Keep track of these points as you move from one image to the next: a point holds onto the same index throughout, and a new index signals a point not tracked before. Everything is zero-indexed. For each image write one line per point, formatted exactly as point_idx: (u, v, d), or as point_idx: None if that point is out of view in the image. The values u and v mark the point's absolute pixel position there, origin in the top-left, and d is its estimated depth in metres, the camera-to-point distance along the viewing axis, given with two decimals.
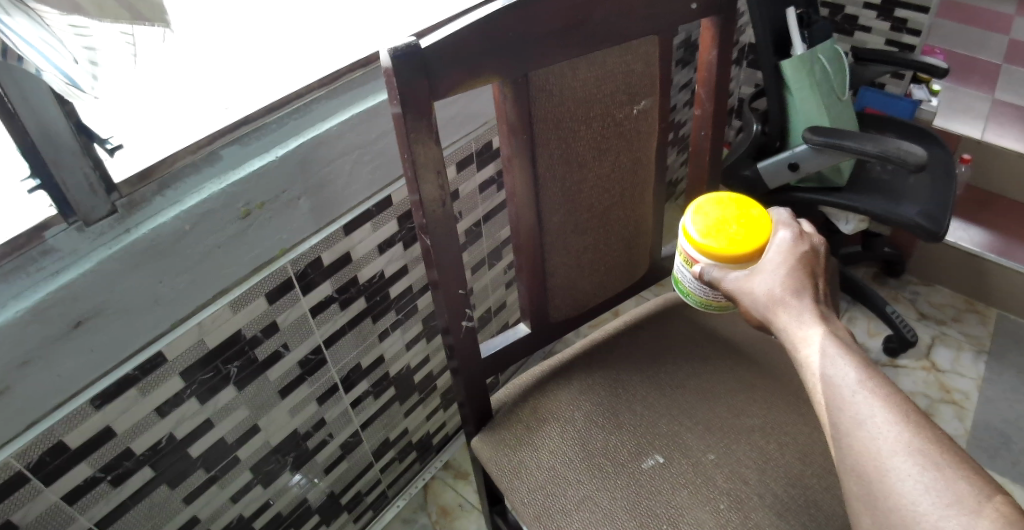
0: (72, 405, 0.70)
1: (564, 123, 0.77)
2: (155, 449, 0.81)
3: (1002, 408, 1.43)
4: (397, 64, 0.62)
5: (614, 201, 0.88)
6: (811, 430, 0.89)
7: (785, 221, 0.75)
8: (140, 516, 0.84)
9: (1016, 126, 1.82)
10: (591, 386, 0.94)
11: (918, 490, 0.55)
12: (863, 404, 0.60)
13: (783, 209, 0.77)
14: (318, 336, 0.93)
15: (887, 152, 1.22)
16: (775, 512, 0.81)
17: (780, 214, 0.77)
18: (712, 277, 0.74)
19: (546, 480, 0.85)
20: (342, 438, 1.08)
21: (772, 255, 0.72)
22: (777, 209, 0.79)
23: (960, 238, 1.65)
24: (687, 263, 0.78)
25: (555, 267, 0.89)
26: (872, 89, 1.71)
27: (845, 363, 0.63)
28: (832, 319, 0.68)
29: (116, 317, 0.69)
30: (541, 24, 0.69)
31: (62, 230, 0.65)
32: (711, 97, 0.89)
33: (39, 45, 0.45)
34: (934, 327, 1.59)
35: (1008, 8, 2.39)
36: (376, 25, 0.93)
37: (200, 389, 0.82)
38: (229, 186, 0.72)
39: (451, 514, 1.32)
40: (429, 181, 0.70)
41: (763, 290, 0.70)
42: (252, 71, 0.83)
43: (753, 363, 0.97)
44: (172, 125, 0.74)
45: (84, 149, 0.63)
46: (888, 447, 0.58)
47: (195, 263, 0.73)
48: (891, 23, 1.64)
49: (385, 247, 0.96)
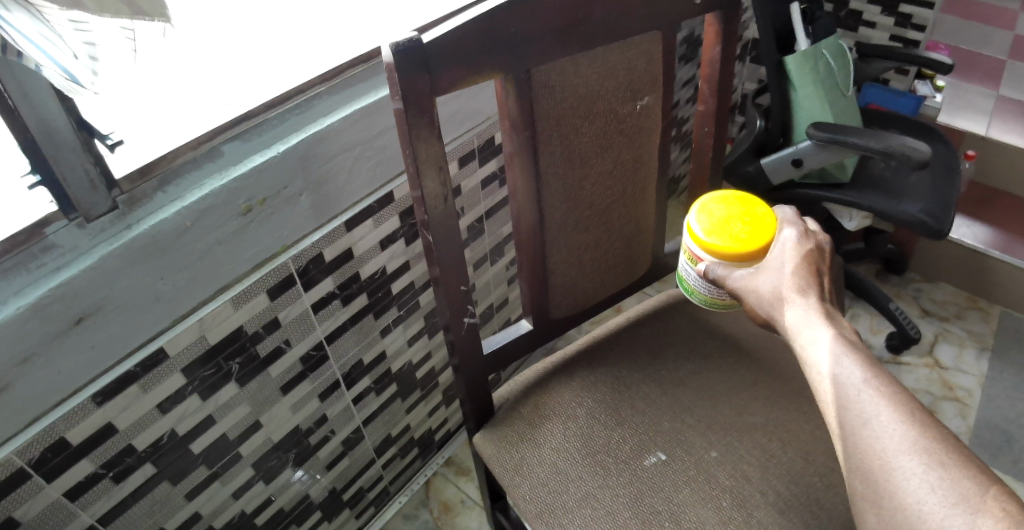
0: (73, 402, 0.70)
1: (566, 120, 0.76)
2: (156, 446, 0.81)
3: (1005, 406, 1.42)
4: (398, 59, 0.61)
5: (616, 198, 0.88)
6: (813, 428, 0.89)
7: (790, 218, 0.75)
8: (142, 514, 0.84)
9: (1019, 122, 1.82)
10: (594, 382, 0.94)
11: (924, 489, 0.55)
12: (868, 403, 0.60)
13: (788, 206, 0.76)
14: (319, 333, 0.93)
15: (891, 148, 1.21)
16: (777, 510, 0.81)
17: (785, 211, 0.76)
18: (717, 275, 0.74)
19: (548, 477, 0.85)
20: (343, 435, 1.08)
21: (777, 255, 0.72)
22: (781, 206, 0.78)
23: (963, 235, 1.65)
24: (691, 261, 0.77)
25: (557, 264, 0.89)
26: (876, 85, 1.70)
27: (850, 362, 0.62)
28: (838, 317, 0.68)
29: (117, 313, 0.69)
30: (543, 20, 0.69)
31: (62, 226, 0.65)
32: (713, 94, 0.89)
33: (38, 40, 0.45)
34: (936, 324, 1.59)
35: (1013, 3, 2.38)
36: (377, 20, 0.93)
37: (201, 386, 0.82)
38: (229, 182, 0.72)
39: (452, 510, 1.32)
40: (430, 178, 0.70)
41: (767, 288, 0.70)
42: (252, 67, 0.83)
43: (755, 360, 0.96)
44: (172, 122, 0.74)
45: (84, 145, 0.62)
46: (893, 446, 0.58)
47: (195, 260, 0.73)
48: (895, 18, 1.63)
49: (386, 244, 0.95)
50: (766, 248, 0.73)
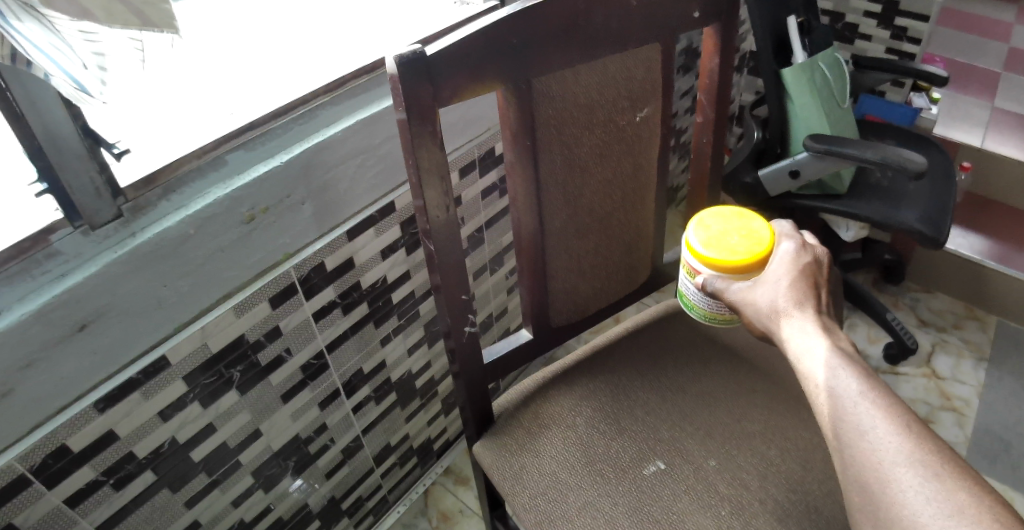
0: (76, 408, 0.71)
1: (566, 129, 0.77)
2: (157, 452, 0.81)
3: (1001, 415, 1.43)
4: (402, 70, 0.62)
5: (616, 206, 0.88)
6: (812, 436, 0.89)
7: (788, 233, 0.76)
8: (142, 521, 0.84)
9: (1015, 134, 1.83)
10: (592, 391, 0.95)
11: (920, 500, 0.56)
12: (864, 414, 0.61)
13: (786, 222, 0.78)
14: (320, 341, 0.93)
15: (886, 159, 1.23)
16: (776, 517, 0.81)
17: (782, 226, 0.78)
18: (715, 288, 0.75)
19: (547, 486, 0.85)
20: (343, 443, 1.08)
21: (775, 267, 0.73)
22: (779, 221, 0.79)
23: (959, 246, 1.66)
24: (688, 273, 0.78)
25: (557, 271, 0.89)
26: (872, 96, 1.72)
27: (847, 374, 0.63)
28: (836, 330, 0.68)
29: (120, 320, 0.70)
30: (544, 30, 0.69)
31: (68, 234, 0.65)
32: (712, 104, 0.90)
33: (48, 50, 0.46)
34: (934, 334, 1.60)
35: (1008, 15, 2.40)
36: (380, 31, 0.94)
37: (202, 393, 0.82)
38: (233, 190, 0.73)
39: (451, 519, 1.32)
40: (433, 186, 0.70)
41: (765, 301, 0.71)
42: (257, 78, 0.84)
43: (754, 368, 0.97)
44: (178, 130, 0.74)
45: (89, 152, 0.63)
46: (889, 457, 0.58)
47: (198, 267, 0.74)
48: (891, 31, 1.65)
49: (388, 253, 0.96)
50: (763, 261, 0.74)
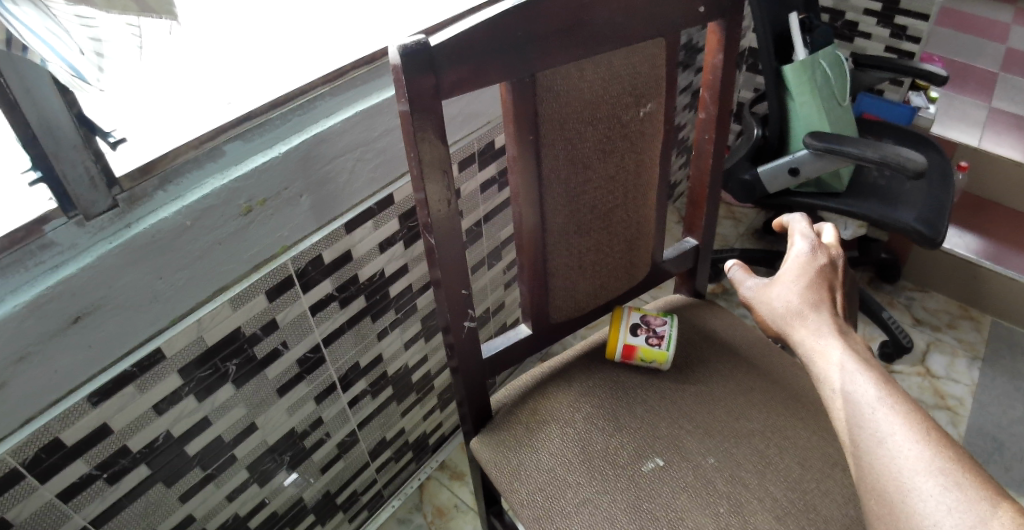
0: (69, 400, 0.69)
1: (569, 124, 0.76)
2: (150, 447, 0.80)
3: (994, 414, 1.44)
4: (405, 61, 0.62)
5: (617, 201, 0.87)
6: (809, 434, 0.89)
7: (803, 230, 0.82)
8: (136, 515, 0.83)
9: (1012, 133, 1.84)
10: (592, 388, 0.94)
11: (941, 511, 0.58)
12: (881, 420, 0.64)
13: (801, 217, 0.83)
14: (318, 334, 0.92)
15: (886, 158, 1.22)
16: (775, 516, 0.81)
17: (799, 222, 0.83)
18: (735, 277, 0.87)
19: (546, 483, 0.85)
20: (338, 438, 1.08)
21: (788, 267, 0.80)
22: (791, 215, 0.85)
23: (955, 245, 1.67)
24: (643, 361, 0.95)
25: (556, 266, 0.88)
26: (870, 95, 1.73)
27: (865, 380, 0.67)
28: (850, 332, 0.74)
29: (116, 312, 0.69)
30: (548, 24, 0.69)
31: (62, 223, 0.64)
32: (715, 100, 0.89)
33: (45, 35, 0.44)
34: (928, 333, 1.60)
35: (1006, 16, 2.41)
36: (381, 22, 0.93)
37: (198, 387, 0.81)
38: (230, 183, 0.72)
39: (446, 514, 1.30)
40: (434, 180, 0.69)
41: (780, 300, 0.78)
42: (255, 66, 0.82)
43: (753, 367, 0.97)
44: (176, 120, 0.73)
45: (84, 140, 0.62)
46: (909, 464, 0.61)
47: (193, 260, 0.73)
48: (891, 29, 1.65)
49: (385, 247, 0.95)
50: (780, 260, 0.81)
